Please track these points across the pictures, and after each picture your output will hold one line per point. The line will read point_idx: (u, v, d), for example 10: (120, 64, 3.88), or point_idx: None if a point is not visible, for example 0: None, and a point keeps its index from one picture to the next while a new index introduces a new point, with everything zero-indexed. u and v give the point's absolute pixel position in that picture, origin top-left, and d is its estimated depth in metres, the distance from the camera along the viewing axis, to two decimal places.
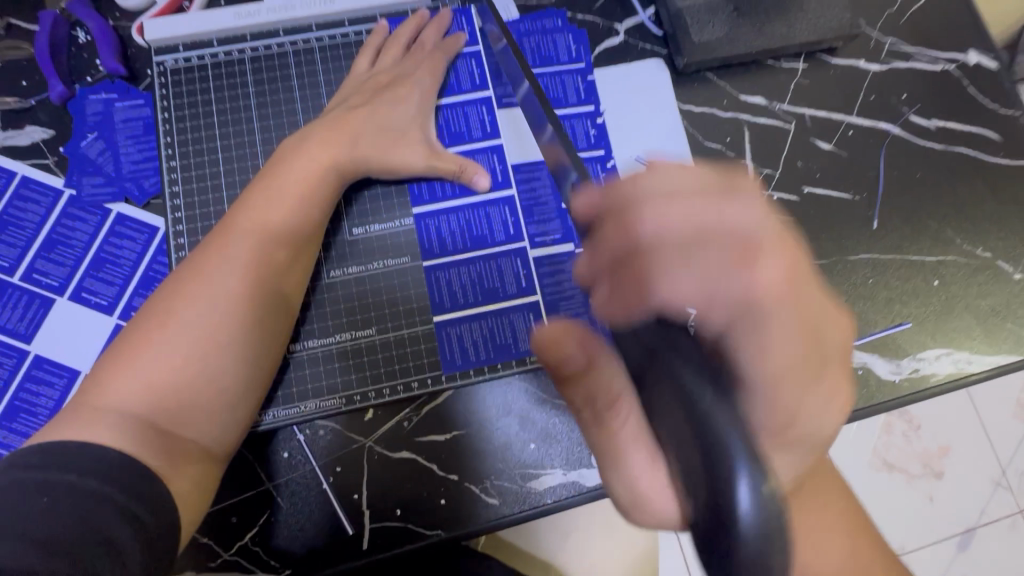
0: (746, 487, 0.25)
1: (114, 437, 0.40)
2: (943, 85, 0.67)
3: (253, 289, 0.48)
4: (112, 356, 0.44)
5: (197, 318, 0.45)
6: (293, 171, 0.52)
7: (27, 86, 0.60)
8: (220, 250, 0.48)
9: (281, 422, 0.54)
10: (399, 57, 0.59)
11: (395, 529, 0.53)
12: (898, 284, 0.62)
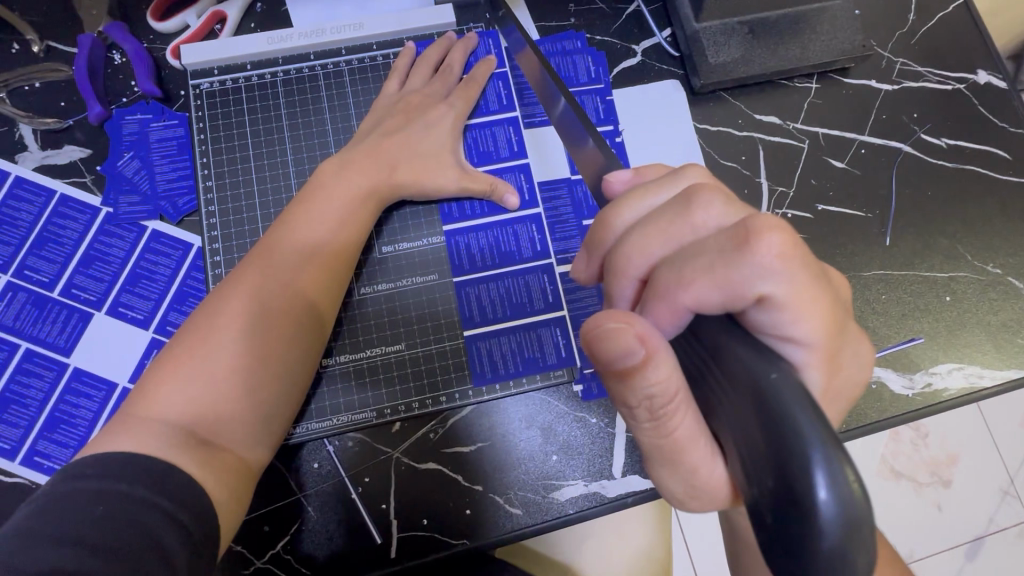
0: (825, 481, 0.24)
1: (162, 449, 0.41)
2: (953, 104, 0.69)
3: (292, 307, 0.49)
4: (157, 365, 0.46)
5: (238, 332, 0.46)
6: (332, 190, 0.53)
7: (66, 106, 0.62)
8: (261, 267, 0.49)
9: (313, 435, 0.55)
10: (427, 80, 0.61)
11: (422, 538, 0.55)
12: (910, 300, 0.63)
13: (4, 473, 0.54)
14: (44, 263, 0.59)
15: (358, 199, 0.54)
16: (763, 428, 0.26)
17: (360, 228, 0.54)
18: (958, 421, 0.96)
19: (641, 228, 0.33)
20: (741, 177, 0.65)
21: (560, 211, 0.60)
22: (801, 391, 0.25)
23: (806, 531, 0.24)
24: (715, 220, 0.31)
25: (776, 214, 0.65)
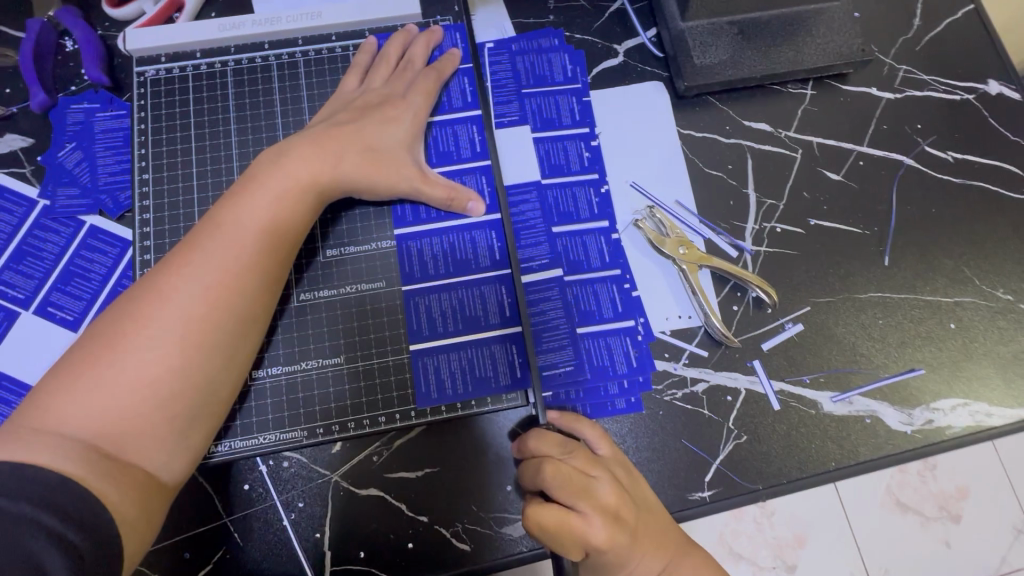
0: None
1: (53, 461, 0.36)
2: (962, 116, 0.64)
3: (217, 306, 0.44)
4: (55, 372, 0.40)
5: (152, 336, 0.41)
6: (269, 180, 0.48)
7: (10, 93, 0.59)
8: (183, 264, 0.44)
9: (238, 454, 0.50)
10: (388, 76, 0.56)
11: (359, 573, 0.50)
12: (911, 326, 0.58)
13: None
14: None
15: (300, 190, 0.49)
16: None
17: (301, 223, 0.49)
18: None
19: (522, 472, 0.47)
20: (728, 188, 0.60)
21: (526, 217, 0.57)
22: None
23: None
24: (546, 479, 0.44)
25: (764, 228, 0.59)
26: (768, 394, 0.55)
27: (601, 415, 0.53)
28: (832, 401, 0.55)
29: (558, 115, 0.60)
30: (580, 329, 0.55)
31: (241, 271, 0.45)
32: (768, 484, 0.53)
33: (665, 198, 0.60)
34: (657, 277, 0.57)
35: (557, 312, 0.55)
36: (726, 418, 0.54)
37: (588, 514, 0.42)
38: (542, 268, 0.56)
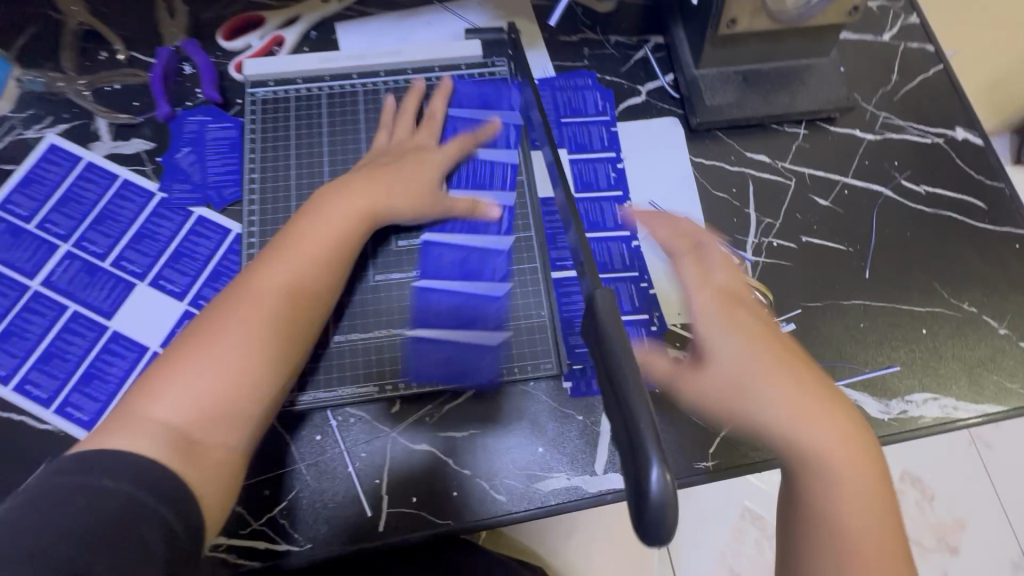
0: (655, 472, 0.33)
1: (153, 444, 0.44)
2: (933, 156, 0.75)
3: (283, 304, 0.53)
4: (152, 370, 0.49)
5: (230, 329, 0.50)
6: (328, 213, 0.58)
7: (139, 106, 0.71)
8: (256, 276, 0.54)
9: (319, 404, 0.60)
10: (410, 129, 0.67)
11: (410, 515, 0.58)
12: (889, 330, 0.67)
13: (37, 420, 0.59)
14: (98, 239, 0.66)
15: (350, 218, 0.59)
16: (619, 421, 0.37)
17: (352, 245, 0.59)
18: (963, 497, 1.29)
19: (706, 258, 0.56)
20: (732, 208, 0.71)
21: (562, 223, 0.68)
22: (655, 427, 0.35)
23: (639, 495, 0.33)
24: (715, 274, 0.55)
25: (763, 242, 0.70)
26: None
27: None
28: None
29: (590, 141, 0.72)
30: None
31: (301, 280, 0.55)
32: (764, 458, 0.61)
33: (679, 213, 0.70)
34: (672, 278, 0.68)
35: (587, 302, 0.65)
36: None
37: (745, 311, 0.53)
38: (573, 266, 0.66)
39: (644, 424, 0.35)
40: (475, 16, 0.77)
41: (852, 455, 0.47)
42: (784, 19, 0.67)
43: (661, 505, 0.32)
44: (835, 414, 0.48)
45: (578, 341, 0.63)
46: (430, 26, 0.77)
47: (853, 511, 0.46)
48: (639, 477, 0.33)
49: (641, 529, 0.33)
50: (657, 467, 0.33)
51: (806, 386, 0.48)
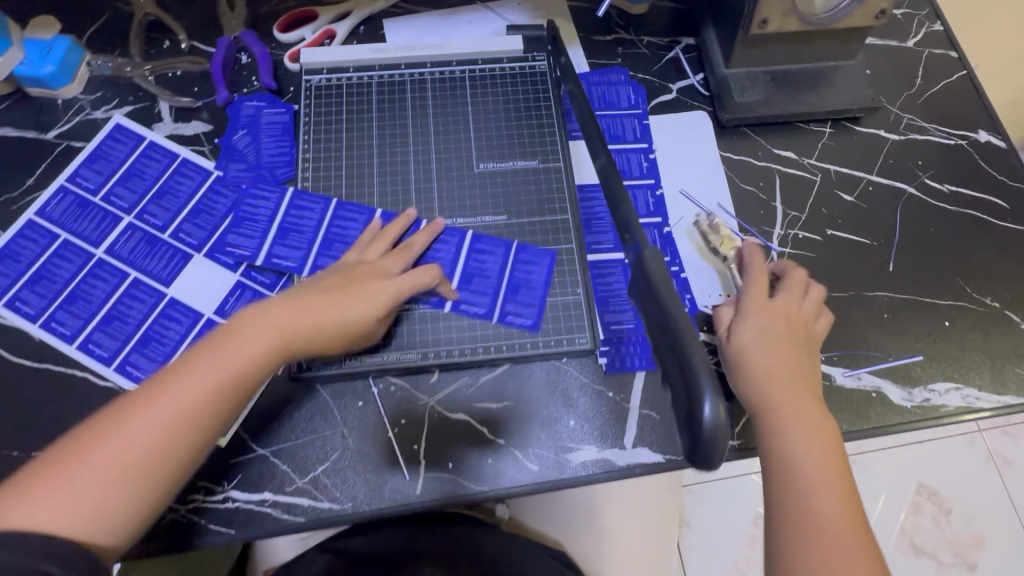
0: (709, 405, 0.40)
1: (45, 526, 0.44)
2: (956, 157, 0.77)
3: (192, 421, 0.49)
4: (38, 468, 0.47)
5: (126, 444, 0.47)
6: (248, 331, 0.53)
7: (199, 91, 0.76)
8: (159, 392, 0.49)
9: (365, 366, 0.62)
10: (383, 252, 0.63)
11: (446, 481, 0.60)
12: (912, 321, 0.69)
13: (99, 377, 0.63)
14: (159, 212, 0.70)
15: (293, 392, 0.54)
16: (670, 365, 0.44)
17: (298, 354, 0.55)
18: (981, 510, 1.28)
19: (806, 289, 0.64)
20: (759, 200, 0.74)
21: (596, 210, 0.71)
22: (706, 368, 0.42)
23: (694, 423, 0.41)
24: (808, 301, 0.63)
25: (789, 234, 0.72)
26: None
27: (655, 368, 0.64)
28: (843, 375, 0.66)
29: (623, 133, 0.75)
30: None
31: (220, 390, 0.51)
32: None
33: (708, 203, 0.73)
34: (701, 264, 0.70)
35: (619, 284, 0.67)
36: None
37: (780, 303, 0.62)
38: (607, 249, 0.69)
39: (699, 367, 0.41)
40: (515, 16, 0.82)
41: (829, 455, 0.53)
42: (813, 22, 0.70)
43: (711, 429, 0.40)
44: (816, 425, 0.55)
45: (611, 318, 0.66)
46: (471, 23, 0.81)
47: (829, 499, 0.51)
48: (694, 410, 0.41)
49: (694, 446, 0.41)
50: (710, 404, 0.40)
51: (815, 407, 0.56)
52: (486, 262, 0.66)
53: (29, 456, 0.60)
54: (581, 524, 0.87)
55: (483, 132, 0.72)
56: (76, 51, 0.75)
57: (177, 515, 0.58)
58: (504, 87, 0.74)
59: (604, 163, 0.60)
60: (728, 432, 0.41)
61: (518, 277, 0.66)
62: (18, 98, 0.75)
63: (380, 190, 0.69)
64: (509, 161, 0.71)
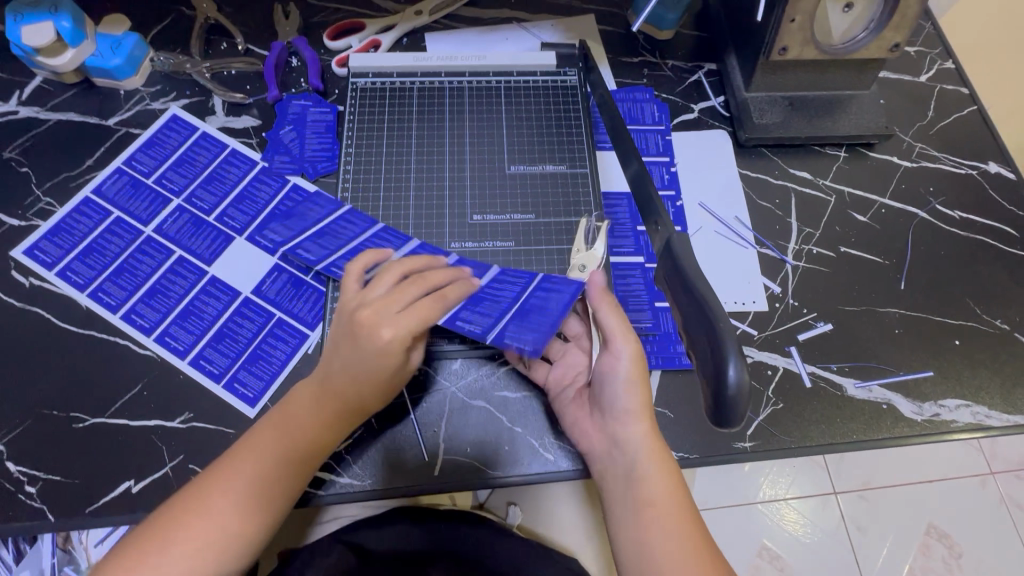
0: (733, 367, 0.41)
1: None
2: (966, 186, 0.80)
3: (275, 483, 0.54)
4: (118, 553, 0.51)
5: (215, 520, 0.52)
6: (292, 414, 0.56)
7: (251, 89, 0.82)
8: (227, 479, 0.53)
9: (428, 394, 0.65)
10: (389, 283, 0.57)
11: (464, 464, 0.63)
12: (923, 338, 0.71)
13: (139, 345, 0.66)
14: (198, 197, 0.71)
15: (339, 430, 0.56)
16: (699, 327, 0.45)
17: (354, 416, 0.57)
18: (990, 552, 1.25)
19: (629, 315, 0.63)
20: (775, 216, 0.77)
21: (618, 216, 0.74)
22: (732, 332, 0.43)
23: (717, 382, 0.42)
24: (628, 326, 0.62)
25: (803, 248, 0.75)
26: (802, 373, 0.68)
27: (670, 367, 0.66)
28: (855, 386, 0.68)
29: (647, 146, 0.80)
30: (657, 301, 0.69)
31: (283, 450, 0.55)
32: (798, 444, 0.65)
33: (726, 215, 0.77)
34: (718, 272, 0.73)
35: (639, 286, 0.70)
36: (767, 386, 0.67)
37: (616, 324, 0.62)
38: (628, 253, 0.72)
39: (721, 323, 0.43)
40: (549, 35, 0.87)
41: (660, 459, 0.55)
42: (831, 51, 0.74)
43: (734, 390, 0.41)
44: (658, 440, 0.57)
45: (631, 317, 0.68)
46: (508, 40, 0.87)
47: (660, 491, 0.54)
48: (720, 372, 0.42)
49: (717, 408, 0.43)
50: (735, 365, 0.42)
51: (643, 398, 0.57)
52: (501, 288, 0.61)
53: (67, 416, 0.63)
54: (593, 532, 0.87)
55: (515, 138, 0.77)
56: (142, 47, 0.80)
57: None
58: (536, 98, 0.79)
59: (637, 168, 0.62)
60: (750, 393, 0.42)
61: (530, 305, 0.58)
62: (84, 87, 0.81)
63: (417, 198, 0.72)
64: (539, 165, 0.75)
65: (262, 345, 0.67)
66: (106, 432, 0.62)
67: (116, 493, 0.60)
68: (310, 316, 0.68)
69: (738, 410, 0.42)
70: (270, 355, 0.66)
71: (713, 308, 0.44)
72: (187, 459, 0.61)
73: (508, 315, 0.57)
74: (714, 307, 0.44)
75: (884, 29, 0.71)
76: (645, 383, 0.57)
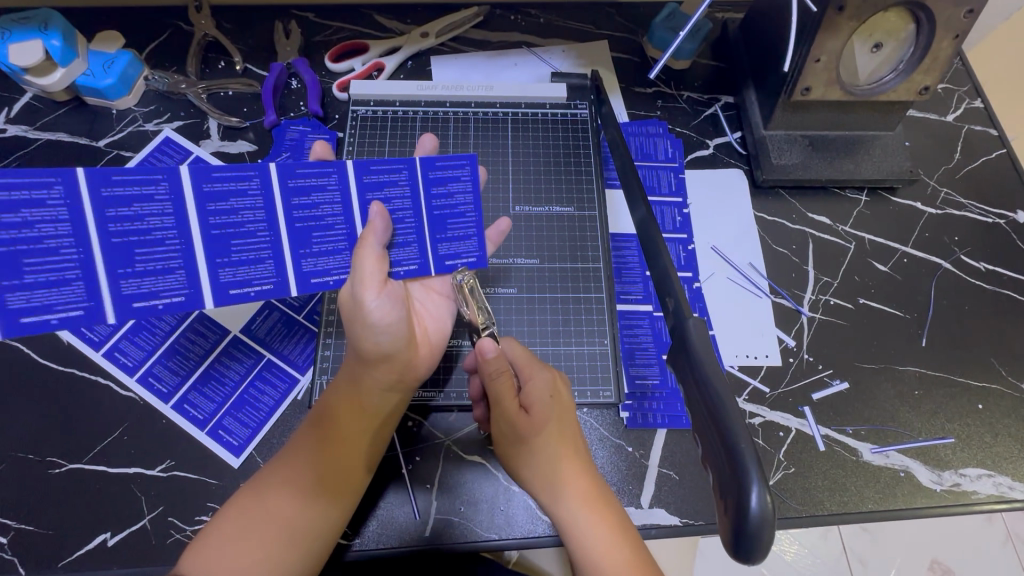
0: (756, 492, 0.37)
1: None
2: (993, 236, 0.76)
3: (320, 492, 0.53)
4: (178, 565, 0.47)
5: (267, 513, 0.51)
6: (331, 427, 0.55)
7: (248, 111, 0.78)
8: (259, 500, 0.52)
9: (430, 428, 0.64)
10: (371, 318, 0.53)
11: (454, 524, 0.60)
12: (944, 400, 0.67)
13: (121, 386, 0.63)
14: (75, 254, 0.44)
15: (357, 459, 0.56)
16: (719, 435, 0.41)
17: (370, 452, 0.57)
18: None
19: (528, 358, 0.58)
20: (791, 263, 0.74)
21: (627, 259, 0.71)
22: (755, 452, 0.39)
23: (738, 509, 0.38)
24: (527, 371, 0.57)
25: (820, 299, 0.72)
26: (815, 436, 0.64)
27: (677, 426, 0.63)
28: (871, 451, 0.64)
29: (658, 185, 0.76)
30: (665, 354, 0.66)
31: (316, 443, 0.55)
32: (810, 513, 0.61)
33: (740, 260, 0.73)
34: (729, 321, 0.70)
35: (646, 338, 0.67)
36: (777, 449, 0.64)
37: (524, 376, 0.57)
38: (636, 301, 0.69)
39: (742, 440, 0.39)
40: (559, 62, 0.84)
41: (594, 516, 0.52)
42: (857, 92, 0.71)
43: (759, 521, 0.37)
44: (596, 497, 0.53)
45: (637, 371, 0.65)
46: (517, 66, 0.83)
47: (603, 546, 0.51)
48: (741, 497, 0.37)
49: (738, 539, 0.38)
50: (758, 490, 0.37)
51: (568, 459, 0.55)
52: (393, 204, 0.55)
53: (43, 461, 0.60)
54: None
55: (520, 175, 0.73)
56: (136, 66, 0.77)
57: (183, 536, 0.58)
58: (544, 132, 0.76)
59: (643, 214, 0.56)
60: (776, 522, 0.37)
61: (438, 211, 0.57)
62: (75, 105, 0.78)
63: None
64: (545, 206, 0.72)
65: (250, 390, 0.64)
66: (84, 478, 0.59)
67: (90, 546, 0.57)
68: (302, 359, 0.66)
69: (765, 543, 0.37)
70: (257, 400, 0.63)
71: (731, 416, 0.41)
72: (167, 511, 0.58)
73: (426, 231, 0.57)
74: (734, 416, 0.41)
75: (915, 71, 0.68)
76: (561, 445, 0.55)
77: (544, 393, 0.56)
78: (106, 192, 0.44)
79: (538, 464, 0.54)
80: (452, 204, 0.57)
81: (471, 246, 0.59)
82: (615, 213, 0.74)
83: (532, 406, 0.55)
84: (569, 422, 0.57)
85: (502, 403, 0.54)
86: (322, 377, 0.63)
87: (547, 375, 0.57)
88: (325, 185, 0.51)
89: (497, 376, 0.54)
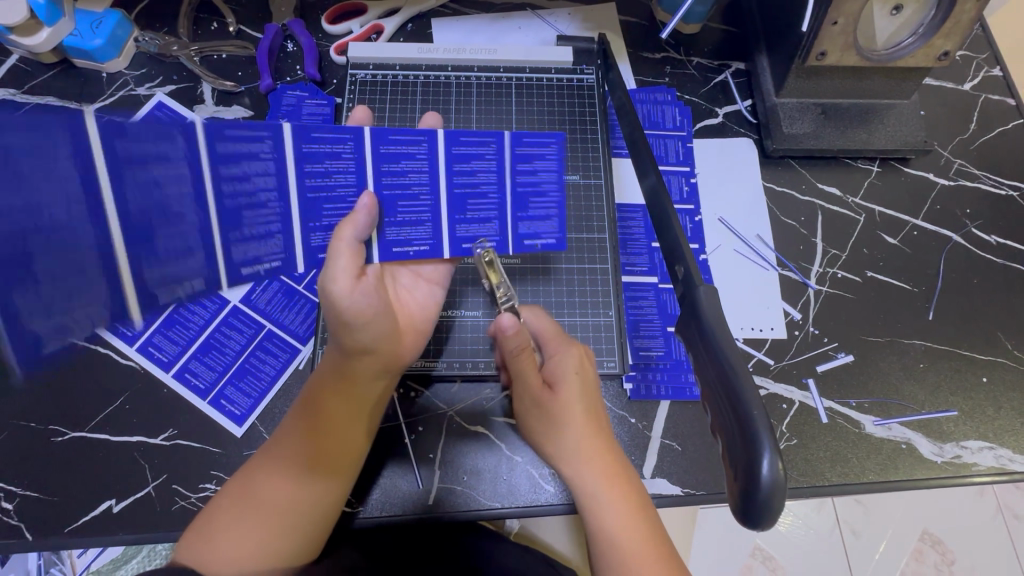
0: (768, 460, 0.37)
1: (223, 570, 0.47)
2: (1006, 208, 0.75)
3: (319, 472, 0.52)
4: (192, 547, 0.48)
5: (269, 495, 0.50)
6: (322, 407, 0.53)
7: (242, 75, 0.76)
8: (248, 494, 0.50)
9: (433, 398, 0.64)
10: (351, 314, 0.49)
11: (457, 493, 0.60)
12: (949, 374, 0.67)
13: (121, 355, 0.62)
14: (197, 219, 0.44)
15: (352, 439, 0.54)
16: (732, 404, 0.40)
17: (365, 431, 0.56)
18: None
19: (556, 336, 0.57)
20: (799, 235, 0.72)
21: (632, 230, 0.70)
22: (767, 420, 0.38)
23: (749, 479, 0.37)
24: (556, 351, 0.57)
25: (827, 272, 0.71)
26: (818, 409, 0.64)
27: (679, 398, 0.62)
28: (874, 424, 0.64)
29: (665, 154, 0.74)
30: (670, 326, 0.66)
31: (306, 424, 0.53)
32: (811, 483, 0.62)
33: (747, 232, 0.72)
34: (735, 294, 0.69)
35: (652, 309, 0.67)
36: (780, 421, 0.64)
37: (554, 353, 0.56)
38: (642, 272, 0.68)
39: (755, 408, 0.39)
40: (566, 26, 0.81)
41: (614, 491, 0.52)
42: (874, 58, 0.68)
43: (769, 490, 0.37)
44: (618, 475, 0.53)
45: (641, 343, 0.65)
46: (521, 30, 0.80)
47: (619, 523, 0.50)
48: (752, 464, 0.37)
49: (747, 504, 0.38)
50: (770, 458, 0.37)
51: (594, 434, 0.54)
52: (479, 177, 0.53)
53: (45, 429, 0.60)
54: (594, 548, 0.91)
55: None
56: (125, 27, 0.74)
57: (188, 504, 0.58)
58: (550, 98, 0.74)
59: (653, 181, 0.55)
60: (787, 489, 0.37)
61: (522, 187, 0.55)
62: (64, 68, 0.75)
63: None
64: None
65: (251, 359, 0.63)
66: (87, 446, 0.59)
67: (96, 513, 0.57)
68: (304, 330, 0.65)
69: (777, 509, 0.37)
70: (259, 369, 0.63)
71: (746, 387, 0.40)
72: (171, 479, 0.59)
73: (508, 210, 0.55)
74: (747, 388, 0.40)
75: (934, 36, 0.65)
76: (591, 418, 0.55)
77: (570, 367, 0.55)
78: (222, 149, 0.44)
79: (563, 439, 0.53)
80: (541, 185, 0.56)
81: (551, 227, 0.57)
82: (621, 182, 0.72)
83: (555, 384, 0.55)
84: (597, 397, 0.56)
85: (527, 376, 0.54)
86: (323, 348, 0.63)
87: (577, 350, 0.56)
88: (414, 153, 0.51)
89: (519, 351, 0.54)
